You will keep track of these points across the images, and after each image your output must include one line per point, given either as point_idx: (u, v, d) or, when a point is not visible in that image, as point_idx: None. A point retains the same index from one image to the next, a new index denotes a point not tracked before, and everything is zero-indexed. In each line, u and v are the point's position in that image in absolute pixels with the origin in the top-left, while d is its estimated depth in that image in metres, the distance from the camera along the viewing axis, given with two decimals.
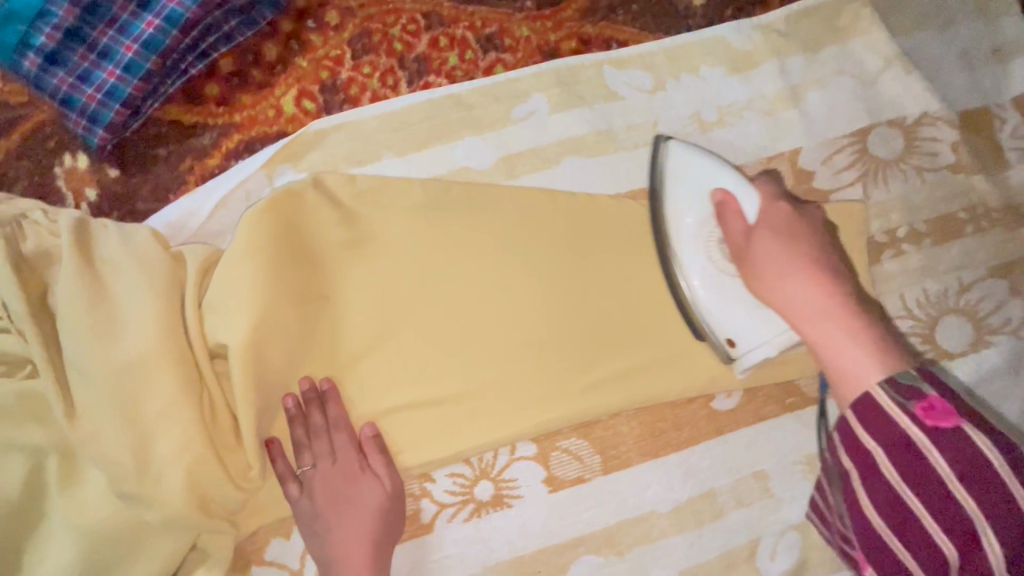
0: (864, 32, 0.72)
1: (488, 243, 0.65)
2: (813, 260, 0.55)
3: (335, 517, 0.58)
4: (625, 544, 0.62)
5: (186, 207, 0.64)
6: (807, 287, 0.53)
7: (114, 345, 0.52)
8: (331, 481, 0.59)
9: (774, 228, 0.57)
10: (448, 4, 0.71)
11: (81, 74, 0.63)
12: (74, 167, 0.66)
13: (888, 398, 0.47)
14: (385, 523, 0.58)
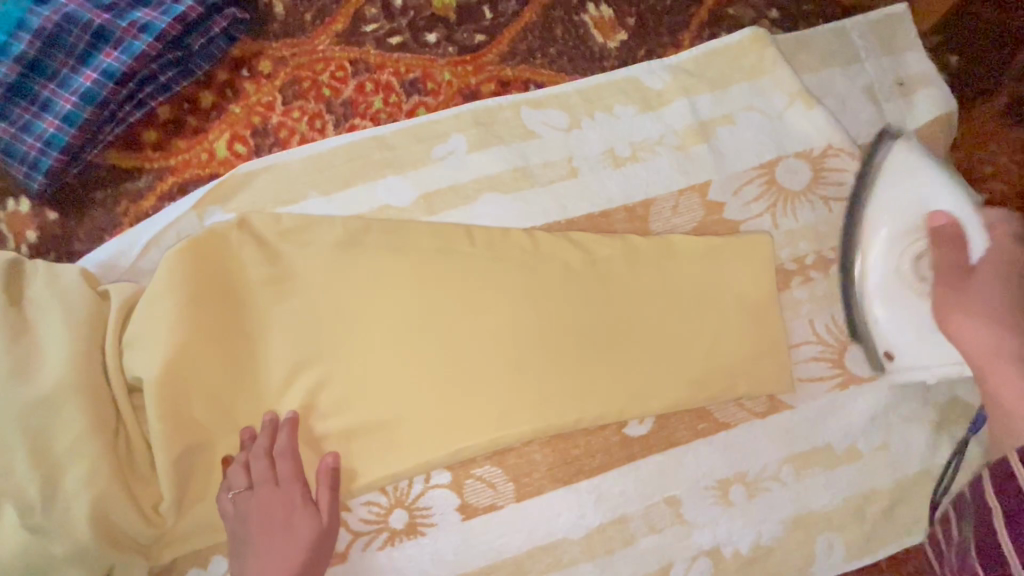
0: (770, 69, 0.76)
1: (404, 276, 0.66)
2: (1007, 310, 0.60)
3: (262, 544, 0.58)
4: (538, 571, 0.63)
5: (116, 247, 0.67)
6: (983, 330, 0.59)
7: (28, 382, 0.55)
8: (267, 508, 0.59)
9: (1004, 271, 0.61)
10: (374, 52, 0.76)
11: (23, 125, 0.67)
12: (16, 211, 0.70)
13: None
14: (314, 556, 0.59)
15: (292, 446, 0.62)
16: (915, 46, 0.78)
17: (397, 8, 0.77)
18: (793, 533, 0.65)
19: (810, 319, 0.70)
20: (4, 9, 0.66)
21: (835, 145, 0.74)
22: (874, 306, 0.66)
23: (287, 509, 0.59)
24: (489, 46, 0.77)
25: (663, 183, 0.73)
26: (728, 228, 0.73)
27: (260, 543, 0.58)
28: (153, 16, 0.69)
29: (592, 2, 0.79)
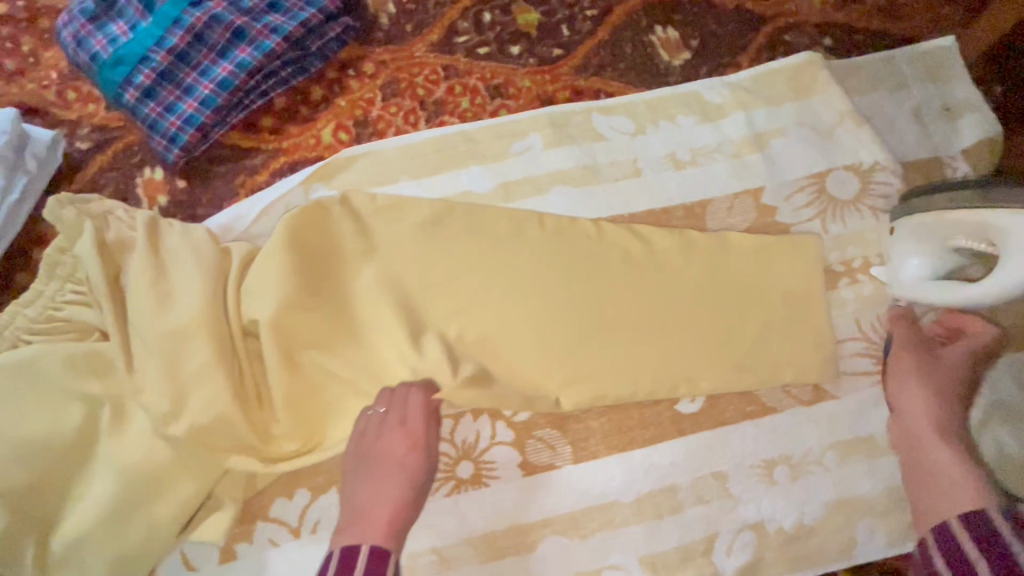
0: (824, 89, 0.83)
1: (482, 252, 0.74)
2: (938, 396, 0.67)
3: (369, 469, 0.66)
4: (591, 529, 0.67)
5: (234, 213, 0.77)
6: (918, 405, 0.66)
7: (166, 314, 0.64)
8: (389, 442, 0.66)
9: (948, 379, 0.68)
10: (464, 60, 0.86)
11: (168, 106, 0.79)
12: (151, 178, 0.81)
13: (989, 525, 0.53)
14: (405, 505, 0.65)
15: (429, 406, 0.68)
16: (961, 75, 0.84)
17: (486, 24, 0.88)
18: (834, 515, 0.68)
19: (856, 317, 0.75)
20: (162, 8, 0.78)
21: (882, 160, 0.79)
22: (902, 223, 0.70)
23: (411, 463, 0.66)
24: (565, 60, 0.87)
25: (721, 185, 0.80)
26: (779, 230, 0.79)
27: (379, 476, 0.65)
28: (282, 20, 0.80)
29: (659, 26, 0.88)
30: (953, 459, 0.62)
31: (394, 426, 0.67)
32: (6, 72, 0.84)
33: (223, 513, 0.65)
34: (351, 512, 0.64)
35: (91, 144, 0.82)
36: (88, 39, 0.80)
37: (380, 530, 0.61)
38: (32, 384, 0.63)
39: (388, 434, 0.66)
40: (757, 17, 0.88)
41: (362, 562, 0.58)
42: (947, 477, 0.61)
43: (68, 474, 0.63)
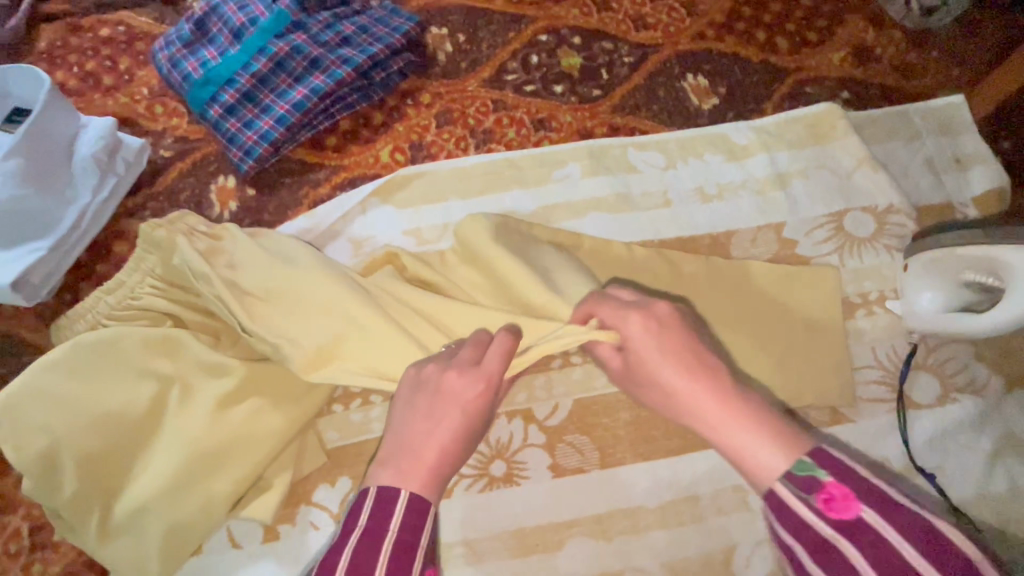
0: (843, 136, 0.90)
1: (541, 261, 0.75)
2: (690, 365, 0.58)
3: (422, 409, 0.58)
4: (615, 532, 0.70)
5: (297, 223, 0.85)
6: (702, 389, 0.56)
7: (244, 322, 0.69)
8: (453, 383, 0.59)
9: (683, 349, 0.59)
10: (512, 96, 0.95)
11: (246, 122, 0.88)
12: (224, 185, 0.89)
13: (787, 490, 0.48)
14: (445, 460, 0.56)
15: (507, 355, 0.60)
16: (971, 130, 0.91)
17: (533, 65, 0.97)
18: None
19: (873, 347, 0.79)
20: (250, 38, 0.89)
21: (897, 203, 0.85)
22: (912, 258, 0.76)
23: (471, 413, 0.58)
24: (603, 99, 0.95)
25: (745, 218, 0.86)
26: (800, 261, 0.84)
27: (431, 415, 0.58)
28: (353, 53, 0.90)
29: (690, 73, 0.97)
30: (747, 437, 0.52)
31: (463, 367, 0.60)
32: (105, 87, 0.95)
33: (271, 494, 0.69)
34: (396, 446, 0.57)
35: (172, 153, 0.91)
36: (183, 62, 0.91)
37: (424, 475, 0.55)
38: (108, 360, 0.68)
39: (455, 374, 0.59)
40: (780, 70, 0.97)
41: (400, 507, 0.53)
42: (744, 446, 0.52)
43: (133, 448, 0.67)
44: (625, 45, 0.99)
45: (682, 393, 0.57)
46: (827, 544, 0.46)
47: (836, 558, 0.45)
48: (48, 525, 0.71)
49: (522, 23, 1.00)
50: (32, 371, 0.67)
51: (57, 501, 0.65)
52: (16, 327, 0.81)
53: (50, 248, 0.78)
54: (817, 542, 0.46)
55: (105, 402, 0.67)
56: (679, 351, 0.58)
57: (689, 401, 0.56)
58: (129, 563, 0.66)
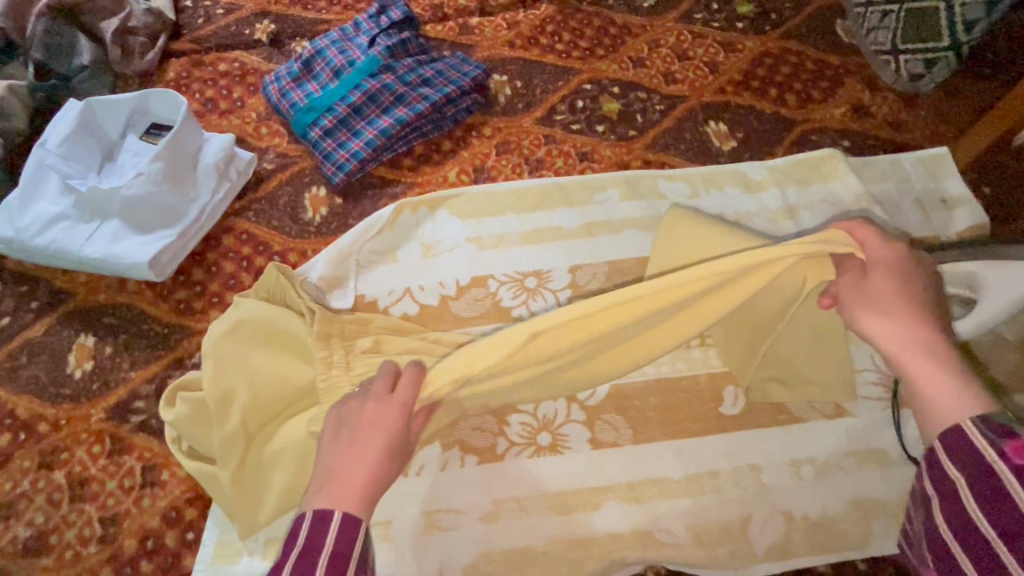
0: (844, 177, 1.05)
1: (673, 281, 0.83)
2: (907, 308, 0.66)
3: (348, 446, 0.58)
4: (646, 497, 0.81)
5: (370, 223, 0.99)
6: (897, 329, 0.65)
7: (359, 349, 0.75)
8: (371, 417, 0.60)
9: (902, 283, 0.67)
10: (560, 132, 1.12)
11: (340, 143, 1.06)
12: (316, 194, 1.05)
13: (979, 432, 0.56)
14: (374, 490, 0.58)
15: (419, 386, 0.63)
16: (955, 176, 1.06)
17: (579, 108, 1.15)
18: (853, 511, 0.81)
19: (872, 353, 0.90)
20: (349, 77, 1.08)
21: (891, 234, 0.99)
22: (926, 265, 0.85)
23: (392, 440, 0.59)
24: (639, 138, 1.12)
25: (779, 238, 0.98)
26: None
27: (356, 448, 0.58)
28: (430, 92, 1.08)
29: (712, 121, 1.14)
30: (938, 374, 0.62)
31: (382, 399, 0.61)
32: (220, 111, 1.13)
33: None
34: (322, 478, 0.58)
35: (274, 165, 1.08)
36: (291, 92, 1.10)
37: (353, 497, 0.56)
38: (286, 335, 0.75)
39: (372, 404, 0.60)
40: (790, 121, 1.13)
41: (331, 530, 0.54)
42: (936, 382, 0.62)
43: (283, 410, 0.73)
44: (657, 95, 1.16)
45: (894, 314, 0.66)
46: (993, 475, 0.53)
47: (948, 489, 0.57)
48: (158, 466, 0.83)
49: (570, 75, 1.18)
50: (229, 324, 0.74)
51: (210, 448, 0.73)
52: (137, 301, 0.95)
53: (176, 235, 0.94)
54: (980, 474, 0.54)
55: (268, 369, 0.73)
56: (917, 289, 0.67)
57: (896, 338, 0.65)
58: (250, 510, 0.73)
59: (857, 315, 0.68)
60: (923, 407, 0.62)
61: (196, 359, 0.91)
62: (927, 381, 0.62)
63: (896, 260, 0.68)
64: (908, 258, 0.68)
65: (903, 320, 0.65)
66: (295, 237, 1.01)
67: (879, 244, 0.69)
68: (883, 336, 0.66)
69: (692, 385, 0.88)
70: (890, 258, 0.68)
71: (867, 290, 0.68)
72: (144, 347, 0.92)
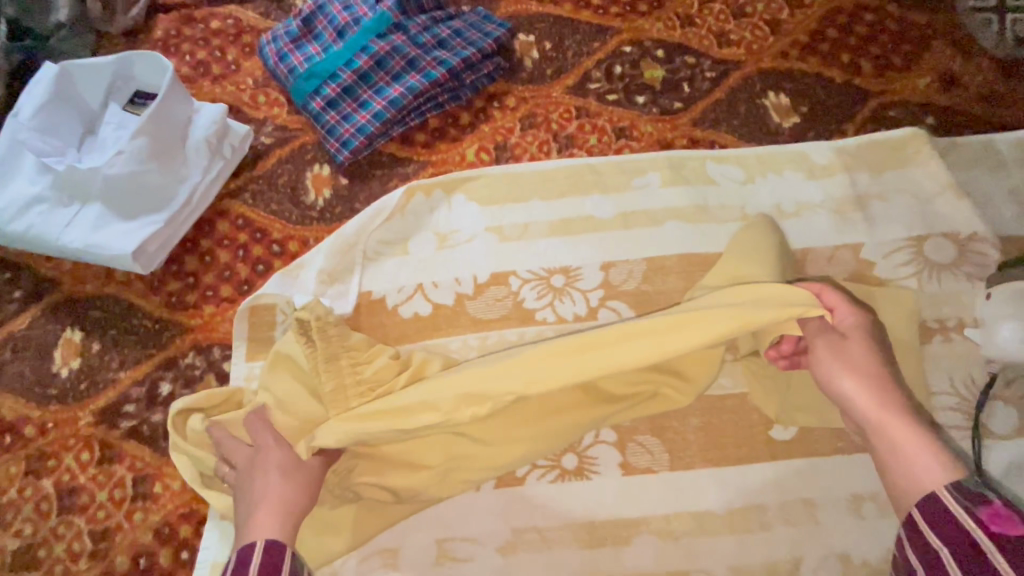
0: (925, 163, 0.90)
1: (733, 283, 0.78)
2: (870, 371, 0.67)
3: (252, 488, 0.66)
4: (684, 533, 0.72)
5: (375, 208, 0.88)
6: (857, 393, 0.67)
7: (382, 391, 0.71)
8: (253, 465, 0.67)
9: (863, 347, 0.68)
10: (594, 103, 0.98)
11: (344, 116, 0.94)
12: (319, 173, 0.94)
13: (955, 500, 0.56)
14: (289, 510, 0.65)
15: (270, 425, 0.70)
16: None
17: (617, 75, 1.00)
18: None
19: (950, 374, 0.80)
20: (354, 37, 0.94)
21: (980, 232, 0.85)
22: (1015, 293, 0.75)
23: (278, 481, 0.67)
24: (685, 111, 0.97)
25: (837, 240, 0.87)
26: (877, 283, 0.85)
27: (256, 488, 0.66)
28: (447, 56, 0.95)
29: (772, 91, 0.98)
30: (905, 438, 0.63)
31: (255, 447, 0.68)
32: (213, 75, 1.02)
33: None
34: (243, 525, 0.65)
35: (273, 140, 0.97)
36: (289, 55, 0.97)
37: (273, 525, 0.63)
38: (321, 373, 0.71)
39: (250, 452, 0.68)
40: (863, 92, 0.97)
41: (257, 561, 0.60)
42: (901, 441, 0.63)
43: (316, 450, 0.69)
44: (707, 60, 1.01)
45: (859, 374, 0.67)
46: (973, 544, 0.52)
47: (933, 561, 0.55)
48: (150, 478, 0.77)
49: (607, 35, 1.03)
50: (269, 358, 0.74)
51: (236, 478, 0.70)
52: (125, 293, 0.87)
53: (165, 221, 0.85)
54: (965, 542, 0.53)
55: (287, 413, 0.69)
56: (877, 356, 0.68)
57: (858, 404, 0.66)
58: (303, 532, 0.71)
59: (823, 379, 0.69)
60: (902, 478, 0.62)
61: (190, 360, 0.83)
62: (902, 446, 0.63)
63: (863, 324, 0.70)
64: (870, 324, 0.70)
65: (877, 381, 0.66)
66: (296, 223, 0.91)
67: (849, 311, 0.70)
68: (846, 390, 0.67)
69: (739, 404, 0.78)
70: (855, 323, 0.70)
71: (842, 349, 0.69)
72: (134, 345, 0.84)
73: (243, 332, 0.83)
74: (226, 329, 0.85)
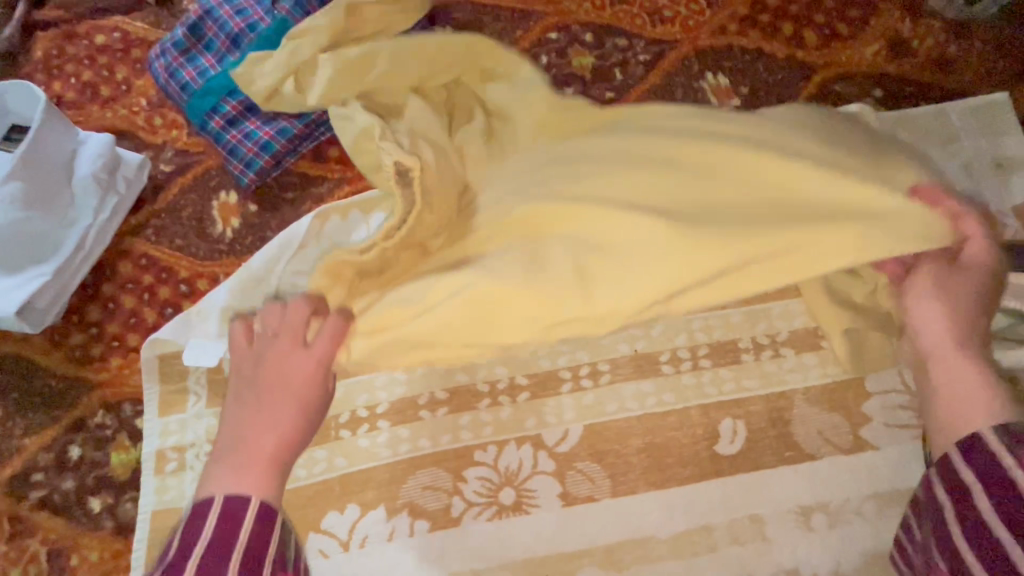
0: None
1: None
2: (963, 318, 0.58)
3: (265, 395, 0.60)
4: (627, 562, 0.69)
5: (280, 236, 0.82)
6: (936, 315, 0.59)
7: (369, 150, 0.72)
8: (278, 347, 0.62)
9: (954, 282, 0.60)
10: None
11: (247, 134, 0.85)
12: (226, 201, 0.87)
13: (995, 437, 0.50)
14: (312, 399, 0.62)
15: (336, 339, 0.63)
16: (1015, 131, 0.84)
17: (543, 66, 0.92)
18: (871, 567, 0.69)
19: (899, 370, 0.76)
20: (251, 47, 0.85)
21: None
22: None
23: (306, 381, 0.62)
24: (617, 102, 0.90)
25: None
26: None
27: (265, 404, 0.60)
28: None
29: (710, 72, 0.91)
30: (969, 386, 0.55)
31: (284, 349, 0.62)
32: (102, 98, 0.93)
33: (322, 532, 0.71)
34: (229, 441, 0.59)
35: (172, 167, 0.89)
36: (180, 71, 0.87)
37: (258, 462, 0.57)
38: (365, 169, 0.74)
39: (285, 356, 0.62)
40: (807, 68, 0.90)
41: (249, 518, 0.53)
42: (958, 366, 0.56)
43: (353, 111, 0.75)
44: (640, 41, 0.92)
45: (939, 315, 0.58)
46: (1010, 483, 0.48)
47: (968, 503, 0.50)
48: (66, 550, 0.74)
49: (532, 20, 0.94)
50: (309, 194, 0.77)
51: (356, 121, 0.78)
52: (25, 351, 0.81)
53: (53, 272, 0.78)
54: (999, 480, 0.48)
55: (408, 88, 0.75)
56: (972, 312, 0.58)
57: (919, 293, 0.60)
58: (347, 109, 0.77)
59: (903, 281, 0.62)
60: (932, 378, 0.58)
61: (100, 419, 0.78)
62: (944, 360, 0.57)
63: (989, 268, 0.60)
64: (974, 276, 0.59)
65: (960, 327, 0.58)
66: (203, 258, 0.85)
67: (979, 251, 0.60)
68: (923, 296, 0.60)
69: (681, 420, 0.74)
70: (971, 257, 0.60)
71: (943, 282, 0.60)
72: (38, 408, 0.79)
73: (153, 384, 0.78)
74: (136, 381, 0.80)
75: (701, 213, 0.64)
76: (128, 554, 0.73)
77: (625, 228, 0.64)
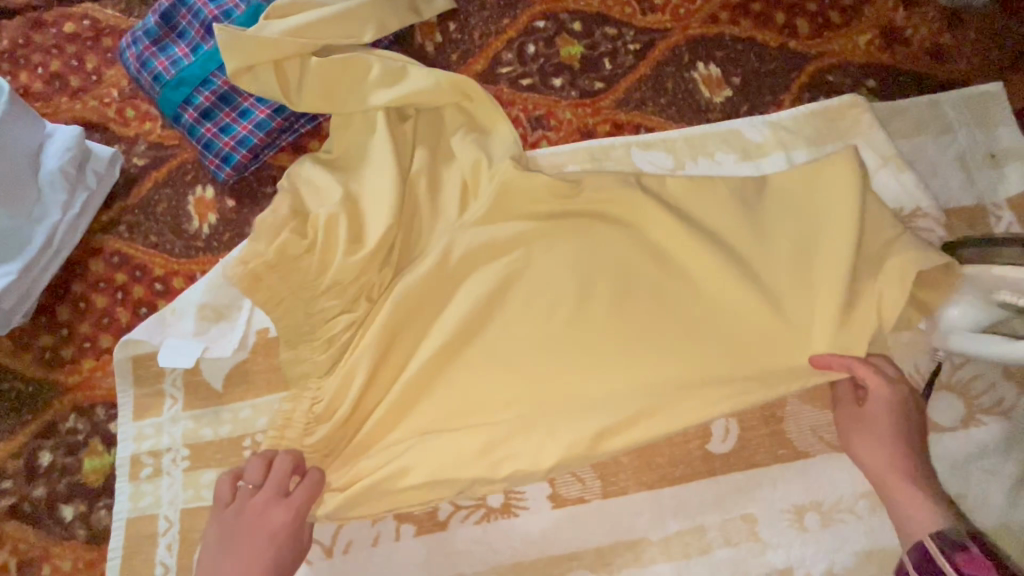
0: (864, 134, 0.82)
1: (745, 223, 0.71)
2: (894, 446, 0.64)
3: (247, 533, 0.63)
4: (618, 564, 0.68)
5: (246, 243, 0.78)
6: (867, 452, 0.65)
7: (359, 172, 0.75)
8: (248, 519, 0.64)
9: (880, 412, 0.65)
10: (507, 90, 0.88)
11: (223, 127, 0.82)
12: (202, 196, 0.84)
13: (934, 543, 0.56)
14: (287, 540, 0.64)
15: (313, 491, 0.65)
16: (1009, 121, 0.83)
17: (530, 56, 0.89)
18: (864, 565, 0.68)
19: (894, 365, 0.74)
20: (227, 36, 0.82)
21: (924, 207, 0.79)
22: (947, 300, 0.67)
23: (281, 537, 0.64)
24: (606, 93, 0.88)
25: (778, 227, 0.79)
26: None
27: (245, 549, 0.63)
28: None
29: (701, 62, 0.89)
30: (910, 501, 0.62)
31: (268, 501, 0.65)
32: (71, 89, 0.89)
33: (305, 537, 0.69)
34: None
35: (146, 161, 0.86)
36: (152, 60, 0.84)
37: None
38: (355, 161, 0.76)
39: (265, 507, 0.64)
40: (801, 57, 0.88)
41: None
42: (901, 494, 0.62)
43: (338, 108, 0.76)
44: (630, 30, 0.90)
45: (876, 444, 0.65)
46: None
47: None
48: (39, 560, 0.71)
49: (518, 7, 0.91)
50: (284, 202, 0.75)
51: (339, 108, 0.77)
52: None
53: (20, 271, 0.74)
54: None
55: (379, 95, 0.75)
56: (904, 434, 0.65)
57: (850, 431, 0.67)
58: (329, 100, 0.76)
59: (843, 410, 0.68)
60: (891, 511, 0.64)
61: (72, 424, 0.75)
62: (894, 493, 0.63)
63: (898, 396, 0.65)
64: (896, 406, 0.65)
65: (894, 451, 0.64)
66: (179, 255, 0.81)
67: (883, 387, 0.65)
68: (856, 431, 0.66)
69: None
70: (886, 394, 0.65)
71: (868, 421, 0.66)
72: (6, 414, 0.76)
73: (126, 389, 0.75)
74: (108, 384, 0.77)
75: (650, 318, 0.70)
76: (102, 563, 0.71)
77: (563, 306, 0.71)
